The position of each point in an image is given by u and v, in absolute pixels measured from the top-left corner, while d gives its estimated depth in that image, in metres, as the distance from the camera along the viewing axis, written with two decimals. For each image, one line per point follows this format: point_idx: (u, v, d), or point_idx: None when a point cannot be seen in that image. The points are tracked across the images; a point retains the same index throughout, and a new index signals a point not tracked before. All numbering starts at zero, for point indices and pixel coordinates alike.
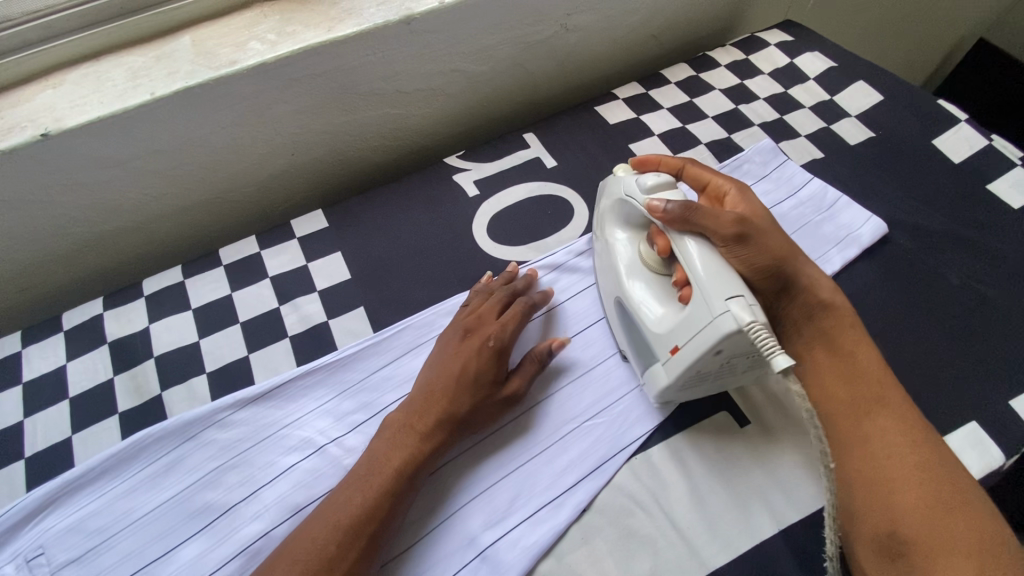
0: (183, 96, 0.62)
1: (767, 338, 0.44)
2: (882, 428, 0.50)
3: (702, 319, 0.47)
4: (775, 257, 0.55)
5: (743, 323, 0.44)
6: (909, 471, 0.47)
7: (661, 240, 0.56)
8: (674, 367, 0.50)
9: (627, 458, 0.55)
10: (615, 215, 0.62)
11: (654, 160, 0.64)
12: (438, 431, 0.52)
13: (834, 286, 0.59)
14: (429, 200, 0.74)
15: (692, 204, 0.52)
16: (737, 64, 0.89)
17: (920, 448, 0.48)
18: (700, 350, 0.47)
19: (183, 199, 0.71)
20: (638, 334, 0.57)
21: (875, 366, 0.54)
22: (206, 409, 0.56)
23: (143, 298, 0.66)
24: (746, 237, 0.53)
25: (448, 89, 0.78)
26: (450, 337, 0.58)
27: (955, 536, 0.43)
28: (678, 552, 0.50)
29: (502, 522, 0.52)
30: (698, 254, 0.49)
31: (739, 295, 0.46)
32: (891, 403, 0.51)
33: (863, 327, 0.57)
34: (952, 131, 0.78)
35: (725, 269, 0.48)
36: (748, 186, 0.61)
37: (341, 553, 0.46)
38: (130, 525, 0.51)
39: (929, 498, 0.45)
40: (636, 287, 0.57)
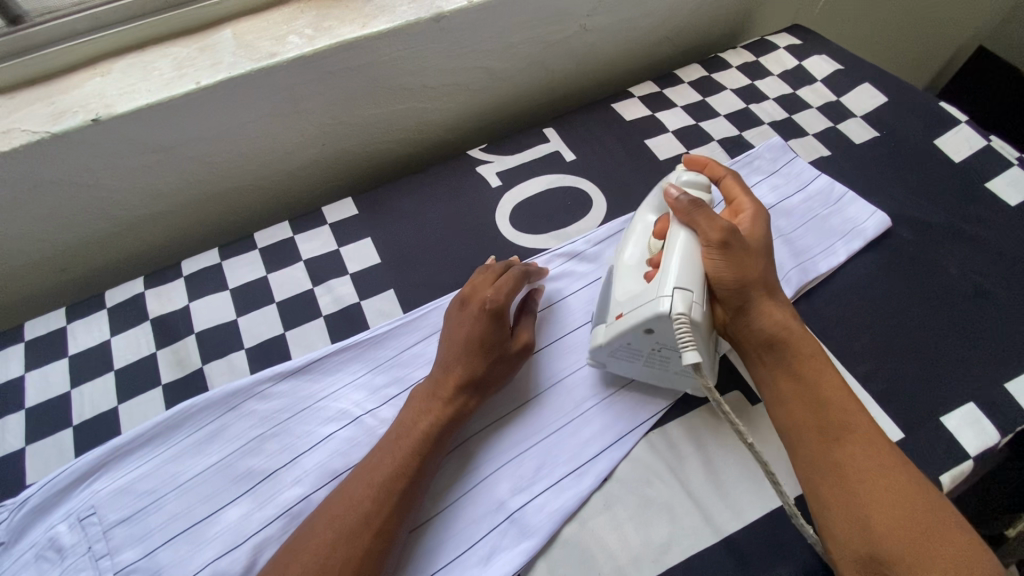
0: (227, 86, 0.65)
1: (685, 334, 0.50)
2: (851, 454, 0.49)
3: (647, 297, 0.53)
4: (745, 277, 0.55)
5: (674, 310, 0.50)
6: (883, 498, 0.46)
7: (661, 224, 0.61)
8: (612, 330, 0.56)
9: (645, 432, 0.59)
10: (650, 201, 0.65)
11: (702, 164, 0.67)
12: (458, 397, 0.55)
13: (792, 314, 0.57)
14: (454, 190, 0.77)
15: (700, 203, 0.57)
16: (748, 66, 0.93)
17: (893, 471, 0.47)
18: (633, 323, 0.53)
19: (219, 185, 0.74)
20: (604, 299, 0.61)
21: (840, 393, 0.52)
22: (247, 381, 0.59)
23: (183, 278, 0.69)
24: (729, 249, 0.55)
25: (472, 85, 0.82)
26: (453, 303, 0.61)
27: (934, 557, 0.43)
28: (695, 520, 0.53)
29: (529, 488, 0.55)
30: (679, 249, 0.55)
31: (687, 290, 0.52)
32: (857, 428, 0.50)
33: (825, 354, 0.55)
34: (954, 131, 0.81)
35: (688, 266, 0.53)
36: (767, 212, 0.62)
37: (375, 510, 0.49)
38: (177, 488, 0.54)
39: (905, 523, 0.45)
40: (628, 257, 0.61)
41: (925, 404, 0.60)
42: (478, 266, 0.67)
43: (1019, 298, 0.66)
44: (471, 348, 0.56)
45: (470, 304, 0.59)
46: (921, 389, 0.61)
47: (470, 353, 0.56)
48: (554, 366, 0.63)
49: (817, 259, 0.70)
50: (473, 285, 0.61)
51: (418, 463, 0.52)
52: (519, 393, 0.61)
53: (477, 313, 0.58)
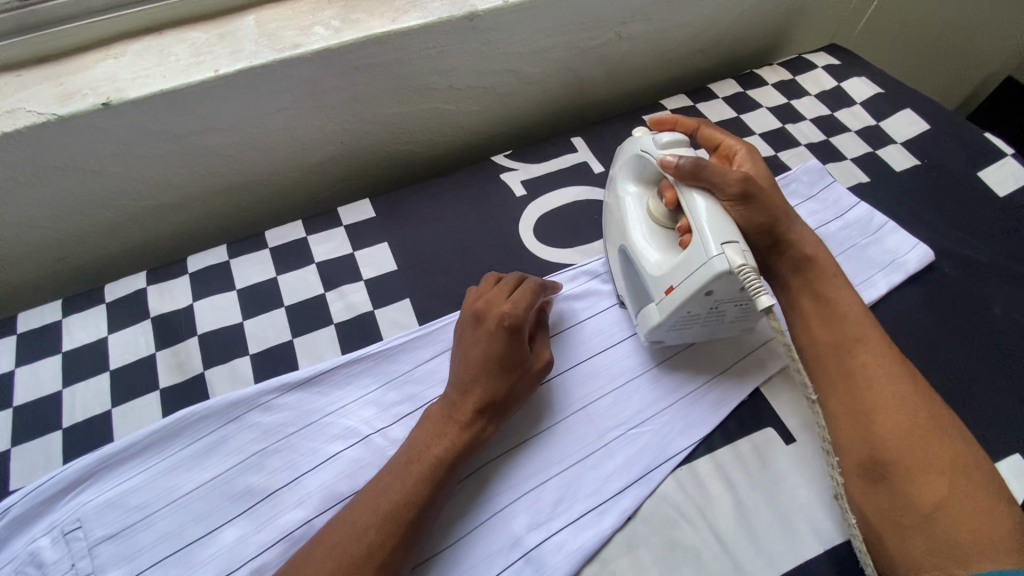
0: (246, 76, 0.61)
1: (754, 280, 0.47)
2: (863, 363, 0.51)
3: (697, 261, 0.50)
4: (771, 208, 0.57)
5: (733, 265, 0.47)
6: (889, 400, 0.49)
7: (670, 192, 0.57)
8: (668, 305, 0.53)
9: (673, 468, 0.55)
10: (627, 168, 0.62)
11: (671, 121, 0.66)
12: (478, 419, 0.52)
13: (820, 241, 0.59)
14: (477, 197, 0.74)
15: (702, 161, 0.53)
16: (784, 84, 0.89)
17: (900, 380, 0.50)
18: (693, 291, 0.50)
19: (230, 178, 0.71)
20: (638, 280, 0.58)
21: (857, 309, 0.55)
22: (251, 391, 0.55)
23: (188, 275, 0.65)
24: (747, 195, 0.55)
25: (500, 88, 0.78)
26: (463, 326, 0.56)
27: (932, 456, 0.46)
28: (723, 567, 0.50)
29: (547, 524, 0.52)
30: (704, 206, 0.52)
31: (734, 240, 0.49)
32: (870, 341, 0.53)
33: (843, 273, 0.58)
34: (998, 165, 0.78)
35: (727, 220, 0.51)
36: (757, 149, 0.63)
37: (380, 540, 0.45)
38: (171, 503, 0.51)
39: (907, 423, 0.48)
40: (637, 236, 0.58)
41: None
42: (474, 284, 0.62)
43: None
44: (490, 368, 0.52)
45: (485, 319, 0.55)
46: None
47: (489, 373, 0.52)
48: (576, 391, 0.59)
49: None
50: (480, 300, 0.57)
51: (426, 493, 0.48)
52: (537, 419, 0.57)
53: (494, 330, 0.53)
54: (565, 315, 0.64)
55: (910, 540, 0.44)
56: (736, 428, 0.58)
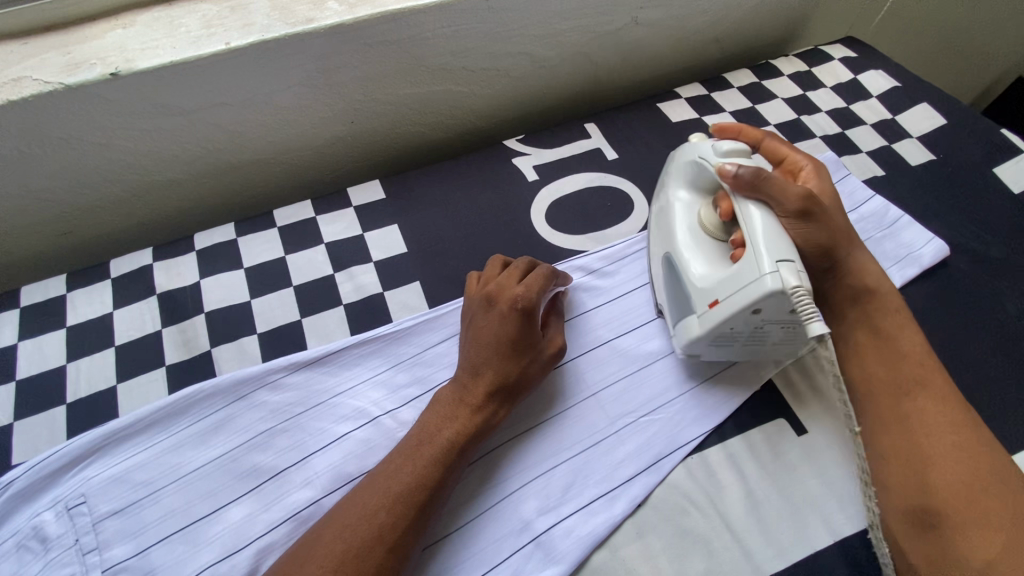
0: (258, 49, 0.60)
1: (807, 304, 0.46)
2: (922, 409, 0.51)
3: (747, 277, 0.48)
4: (833, 236, 0.56)
5: (787, 285, 0.46)
6: (947, 449, 0.48)
7: (725, 202, 0.55)
8: (710, 320, 0.51)
9: (684, 456, 0.55)
10: (681, 173, 0.61)
11: (734, 129, 0.64)
12: (490, 402, 0.51)
13: (884, 274, 0.58)
14: (488, 180, 0.73)
15: (763, 172, 0.52)
16: (800, 75, 0.88)
17: (964, 429, 0.49)
18: (739, 306, 0.49)
19: (240, 156, 0.70)
20: (679, 289, 0.56)
21: (918, 349, 0.54)
22: (258, 369, 0.55)
23: (195, 253, 0.64)
24: (809, 215, 0.54)
25: (513, 72, 0.77)
26: (474, 304, 0.56)
27: (992, 512, 0.45)
28: (732, 556, 0.49)
29: (556, 510, 0.52)
30: (760, 220, 0.50)
31: (790, 261, 0.47)
32: (933, 385, 0.52)
33: (905, 306, 0.57)
34: (1014, 161, 0.77)
35: (782, 238, 0.49)
36: (825, 168, 0.62)
37: (391, 523, 0.44)
38: (177, 480, 0.50)
39: (965, 475, 0.47)
40: (686, 245, 0.56)
41: None
42: (490, 261, 0.61)
43: None
44: (502, 349, 0.52)
45: (496, 302, 0.54)
46: None
47: (502, 356, 0.52)
48: (586, 377, 0.59)
49: None
50: (495, 282, 0.56)
51: (437, 475, 0.47)
52: (548, 403, 0.57)
53: (507, 312, 0.52)
54: (578, 303, 0.64)
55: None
56: (747, 418, 0.57)
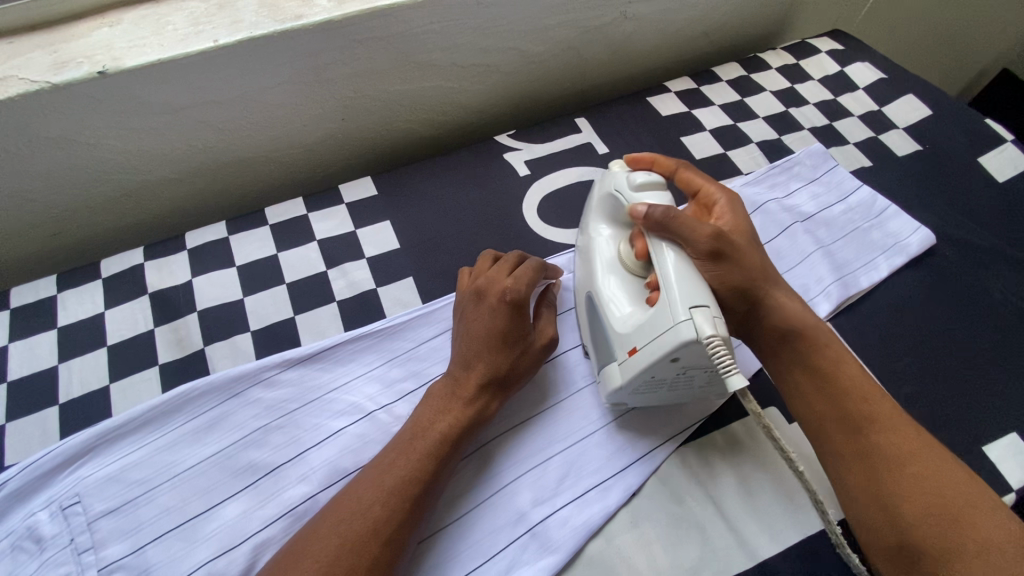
0: (247, 46, 0.60)
1: (723, 354, 0.43)
2: (878, 441, 0.47)
3: (662, 325, 0.45)
4: (748, 275, 0.53)
5: (701, 334, 0.43)
6: (910, 480, 0.45)
7: (640, 242, 0.53)
8: (629, 368, 0.48)
9: (677, 446, 0.55)
10: (601, 207, 0.59)
11: (649, 160, 0.62)
12: (482, 395, 0.51)
13: (806, 308, 0.55)
14: (480, 176, 0.73)
15: (673, 211, 0.50)
16: (788, 68, 0.89)
17: (922, 454, 0.46)
18: (656, 356, 0.46)
19: (230, 154, 0.69)
20: (601, 330, 0.54)
21: (861, 381, 0.51)
22: (253, 366, 0.55)
23: (186, 251, 0.64)
24: (721, 257, 0.51)
25: (503, 67, 0.78)
26: (464, 300, 0.56)
27: (971, 542, 0.41)
28: (726, 542, 0.50)
29: (551, 501, 0.52)
30: (674, 262, 0.48)
31: (704, 305, 0.44)
32: (882, 414, 0.48)
33: (835, 343, 0.54)
34: (998, 151, 0.79)
35: (695, 280, 0.46)
36: (738, 198, 0.59)
37: (386, 516, 0.44)
38: (172, 479, 0.50)
39: (936, 504, 0.43)
40: (608, 285, 0.54)
41: (968, 430, 0.57)
42: (483, 254, 0.61)
43: None
44: (493, 343, 0.52)
45: (486, 296, 0.54)
46: (962, 415, 0.58)
47: (493, 349, 0.52)
48: (579, 370, 0.59)
49: (857, 274, 0.66)
50: (482, 278, 0.56)
51: (434, 467, 0.48)
52: (542, 397, 0.57)
53: (497, 305, 0.53)
54: (571, 297, 0.64)
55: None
56: (741, 406, 0.58)
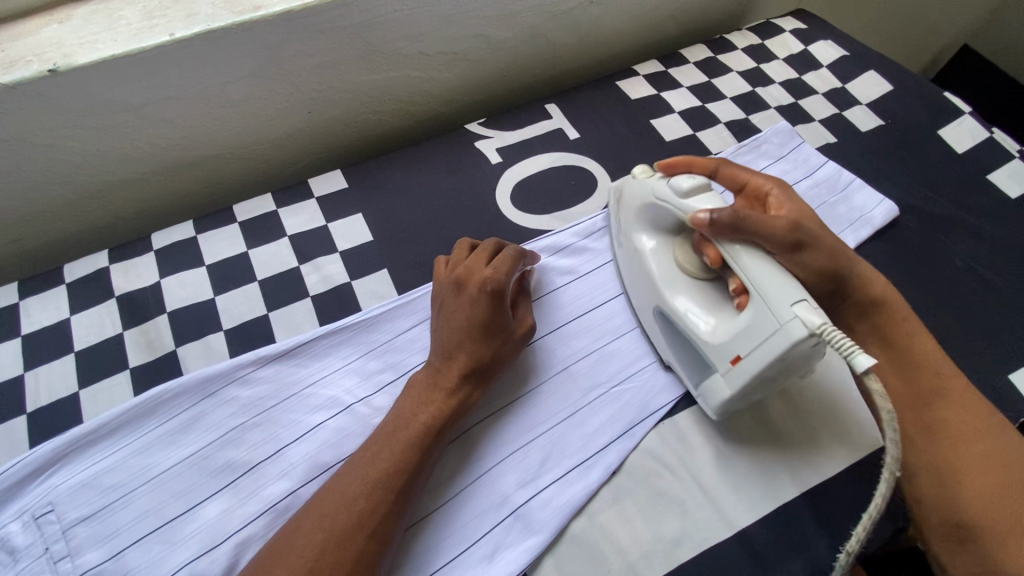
0: (205, 39, 0.58)
1: (843, 339, 0.42)
2: (943, 418, 0.49)
3: (766, 327, 0.46)
4: (831, 257, 0.51)
5: (814, 328, 0.43)
6: (974, 459, 0.47)
7: (711, 250, 0.53)
8: (737, 377, 0.49)
9: (655, 423, 0.56)
10: (639, 222, 0.60)
11: (684, 163, 0.60)
12: (463, 386, 0.52)
13: (885, 280, 0.55)
14: (452, 165, 0.72)
15: (739, 212, 0.49)
16: (753, 48, 0.90)
17: (987, 434, 0.48)
18: (769, 358, 0.46)
19: (192, 151, 0.68)
20: (690, 346, 0.54)
21: (931, 356, 0.52)
22: (227, 365, 0.54)
23: (153, 253, 0.63)
24: (799, 245, 0.50)
25: (471, 55, 0.77)
26: (444, 291, 0.55)
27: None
28: (706, 512, 0.51)
29: (533, 482, 0.53)
30: (755, 265, 0.48)
31: (803, 298, 0.45)
32: (950, 392, 0.50)
33: (916, 317, 0.54)
34: (957, 122, 0.81)
35: (785, 275, 0.47)
36: (788, 184, 0.59)
37: (370, 510, 0.44)
38: (148, 482, 0.49)
39: (998, 483, 0.46)
40: (679, 300, 0.55)
41: None
42: (463, 242, 0.60)
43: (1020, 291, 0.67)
44: (473, 333, 0.52)
45: (466, 286, 0.54)
46: None
47: (474, 338, 0.52)
48: (558, 353, 0.60)
49: None
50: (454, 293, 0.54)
51: (416, 460, 0.48)
52: (522, 381, 0.57)
53: (476, 295, 0.53)
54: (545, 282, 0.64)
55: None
56: None
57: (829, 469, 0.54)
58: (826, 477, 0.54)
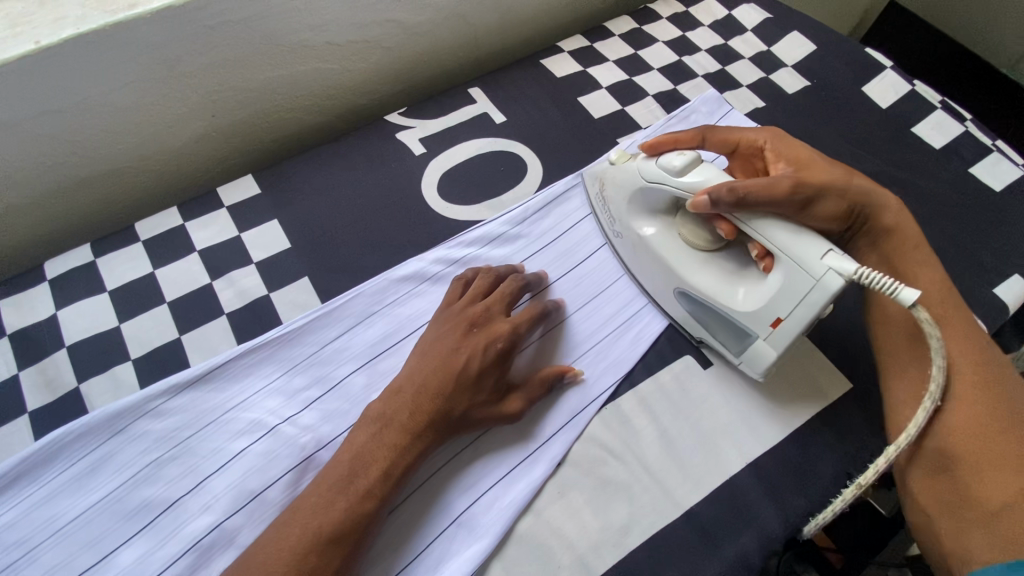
0: (76, 45, 0.53)
1: (884, 279, 0.43)
2: (940, 346, 0.48)
3: (802, 285, 0.46)
4: (844, 199, 0.52)
5: (852, 273, 0.43)
6: (965, 388, 0.45)
7: (724, 223, 0.52)
8: (781, 340, 0.49)
9: (598, 409, 0.55)
10: (635, 205, 0.59)
11: (671, 141, 0.57)
12: (430, 431, 0.48)
13: (901, 207, 0.55)
14: (373, 160, 0.69)
15: (738, 188, 0.48)
16: (678, 16, 0.89)
17: (982, 366, 0.46)
18: (812, 315, 0.46)
19: (83, 168, 0.62)
20: (719, 319, 0.53)
21: (939, 287, 0.51)
22: (133, 400, 0.50)
23: (47, 283, 0.57)
24: (805, 198, 0.50)
25: (384, 41, 0.73)
26: (450, 330, 0.52)
27: (1009, 451, 0.42)
28: (653, 495, 0.51)
29: (475, 486, 0.51)
30: (771, 225, 0.48)
31: (829, 248, 0.45)
32: (953, 324, 0.49)
33: (927, 244, 0.54)
34: (880, 78, 0.81)
35: (802, 231, 0.47)
36: (778, 130, 0.58)
37: (324, 564, 0.41)
38: (55, 533, 0.46)
39: (987, 415, 0.44)
40: (701, 279, 0.54)
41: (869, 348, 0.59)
42: (464, 274, 0.58)
43: (948, 241, 0.68)
44: (479, 372, 0.50)
45: (481, 327, 0.52)
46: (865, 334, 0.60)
47: (473, 373, 0.49)
48: None
49: None
50: (478, 306, 0.54)
51: (375, 503, 0.44)
52: None
53: (488, 342, 0.51)
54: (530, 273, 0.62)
55: (968, 536, 0.41)
56: (656, 359, 0.58)
57: (772, 437, 0.54)
58: (770, 446, 0.54)
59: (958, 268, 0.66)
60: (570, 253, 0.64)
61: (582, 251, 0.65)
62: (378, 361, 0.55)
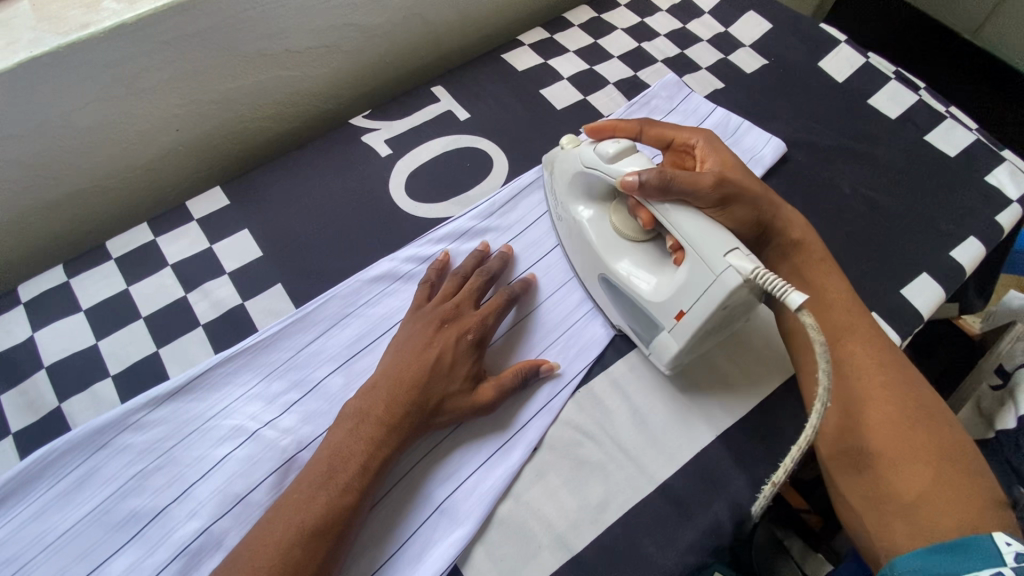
0: (30, 69, 0.53)
1: (774, 279, 0.42)
2: (851, 351, 0.52)
3: (703, 280, 0.46)
4: (755, 206, 0.55)
5: (747, 273, 0.43)
6: (876, 390, 0.50)
7: (644, 211, 0.54)
8: (683, 332, 0.49)
9: (571, 393, 0.57)
10: (573, 190, 0.60)
11: (610, 127, 0.61)
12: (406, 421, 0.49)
13: (806, 224, 0.59)
14: (339, 164, 0.69)
15: (666, 171, 0.50)
16: (636, 2, 0.89)
17: (889, 367, 0.51)
18: (710, 309, 0.46)
19: (49, 191, 0.62)
20: (634, 306, 0.55)
21: (844, 296, 0.56)
22: (116, 413, 0.51)
23: (22, 306, 0.58)
24: (723, 196, 0.52)
25: (344, 45, 0.74)
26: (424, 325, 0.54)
27: (918, 446, 0.46)
28: (627, 471, 0.52)
29: (455, 475, 0.52)
30: (684, 219, 0.49)
31: (735, 247, 0.45)
32: (859, 329, 0.53)
33: (830, 256, 0.59)
34: (835, 52, 0.83)
35: (712, 225, 0.47)
36: (712, 133, 0.61)
37: (308, 555, 0.42)
38: (46, 548, 0.47)
39: (895, 414, 0.48)
40: (621, 263, 0.55)
41: None
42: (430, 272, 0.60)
43: (906, 209, 0.70)
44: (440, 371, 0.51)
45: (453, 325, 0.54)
46: None
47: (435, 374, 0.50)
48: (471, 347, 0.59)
49: None
50: (449, 304, 0.55)
51: (357, 497, 0.46)
52: None
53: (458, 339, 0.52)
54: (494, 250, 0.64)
55: (893, 527, 0.45)
56: (626, 342, 0.60)
57: (743, 409, 0.56)
58: (738, 418, 0.55)
59: (916, 234, 0.68)
60: (539, 243, 0.66)
61: (550, 240, 0.66)
62: (354, 362, 0.56)
